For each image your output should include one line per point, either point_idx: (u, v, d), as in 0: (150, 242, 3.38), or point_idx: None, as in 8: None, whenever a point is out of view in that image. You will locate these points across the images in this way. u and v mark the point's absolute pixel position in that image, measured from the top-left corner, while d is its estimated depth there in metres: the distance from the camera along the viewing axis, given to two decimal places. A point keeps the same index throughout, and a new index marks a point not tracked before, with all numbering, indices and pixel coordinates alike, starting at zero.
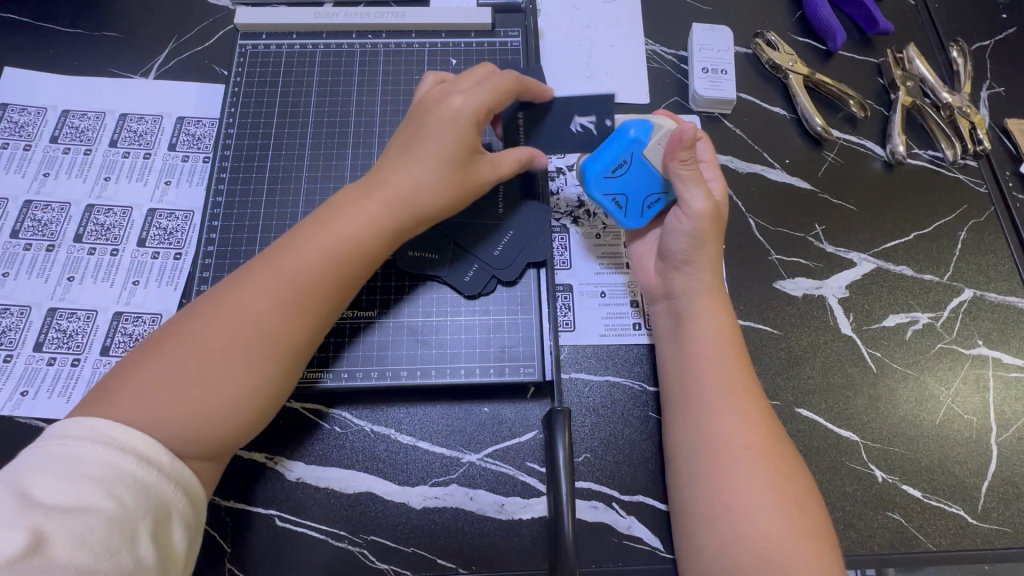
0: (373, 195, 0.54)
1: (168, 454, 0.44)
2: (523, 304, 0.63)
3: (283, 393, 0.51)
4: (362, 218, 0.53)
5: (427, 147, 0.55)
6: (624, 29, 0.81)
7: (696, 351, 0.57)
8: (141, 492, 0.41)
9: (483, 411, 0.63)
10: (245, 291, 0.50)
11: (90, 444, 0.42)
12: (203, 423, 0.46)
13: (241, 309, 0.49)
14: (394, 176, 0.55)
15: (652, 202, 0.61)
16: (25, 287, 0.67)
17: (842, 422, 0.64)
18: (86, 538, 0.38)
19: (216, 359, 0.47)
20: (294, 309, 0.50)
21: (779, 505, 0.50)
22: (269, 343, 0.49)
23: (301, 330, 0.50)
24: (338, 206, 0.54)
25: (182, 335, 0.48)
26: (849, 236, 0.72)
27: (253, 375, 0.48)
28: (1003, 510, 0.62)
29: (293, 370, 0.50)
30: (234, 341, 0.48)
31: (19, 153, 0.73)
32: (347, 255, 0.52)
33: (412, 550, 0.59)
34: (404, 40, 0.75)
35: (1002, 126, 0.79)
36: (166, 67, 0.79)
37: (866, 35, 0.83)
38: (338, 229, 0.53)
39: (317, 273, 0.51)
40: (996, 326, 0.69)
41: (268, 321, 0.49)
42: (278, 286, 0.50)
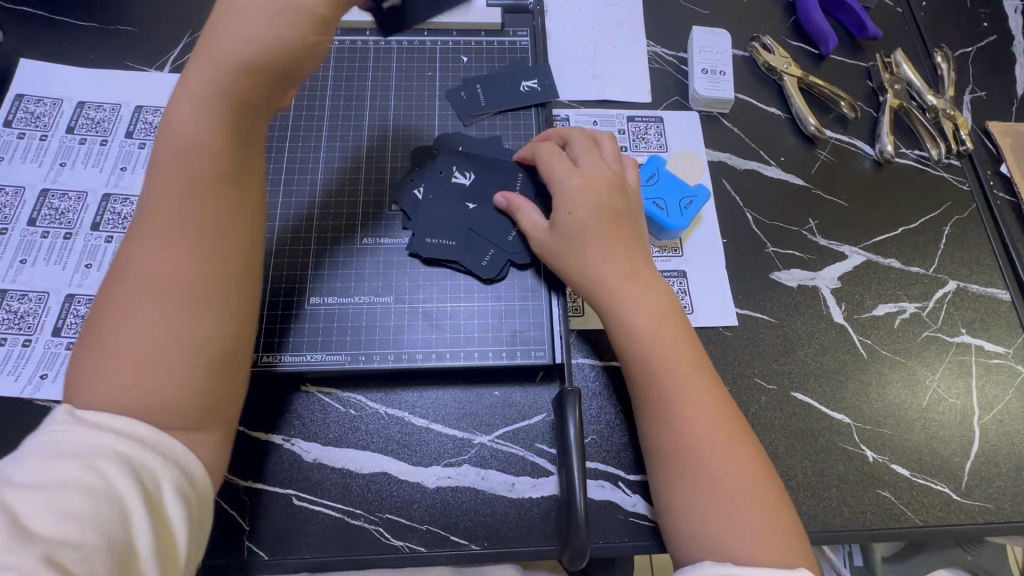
0: (197, 72, 0.50)
1: (152, 429, 0.43)
2: (533, 291, 0.66)
3: (217, 331, 0.49)
4: (191, 108, 0.50)
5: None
6: (628, 31, 0.85)
7: (632, 355, 0.58)
8: (129, 468, 0.41)
9: (493, 394, 0.66)
10: (137, 254, 0.49)
11: (72, 427, 0.42)
12: (147, 390, 0.45)
13: (127, 271, 0.48)
14: (213, 38, 0.50)
15: (685, 205, 0.71)
16: (42, 274, 0.68)
17: (834, 405, 0.67)
18: (70, 513, 0.38)
19: (144, 321, 0.46)
20: (172, 242, 0.48)
21: (726, 504, 0.51)
22: (160, 282, 0.47)
23: (189, 252, 0.49)
24: (168, 118, 0.51)
25: (101, 322, 0.46)
26: (841, 230, 0.76)
27: (159, 318, 0.46)
28: (985, 488, 0.65)
29: (204, 299, 0.48)
30: (133, 300, 0.47)
31: (35, 143, 0.74)
32: (192, 155, 0.50)
33: (425, 528, 0.61)
34: (415, 38, 0.78)
35: (983, 128, 0.83)
36: (180, 60, 0.80)
37: (856, 40, 0.87)
38: (177, 138, 0.50)
39: (181, 193, 0.50)
40: (978, 316, 0.73)
41: (170, 260, 0.48)
42: (150, 227, 0.49)
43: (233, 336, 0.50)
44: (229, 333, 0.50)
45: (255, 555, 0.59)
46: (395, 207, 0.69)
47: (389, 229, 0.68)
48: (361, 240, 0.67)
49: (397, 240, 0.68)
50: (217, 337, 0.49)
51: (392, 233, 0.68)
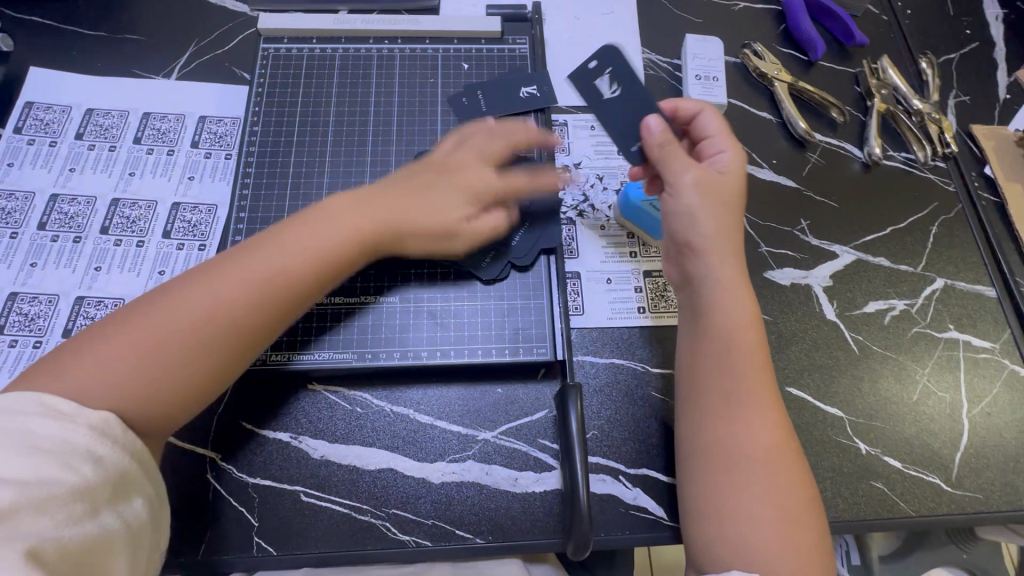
0: (376, 207, 0.61)
1: (120, 427, 0.47)
2: (535, 290, 0.69)
3: (208, 389, 0.53)
4: (341, 228, 0.59)
5: (444, 177, 0.65)
6: (624, 39, 0.87)
7: (719, 343, 0.60)
8: (99, 467, 0.45)
9: (496, 391, 0.67)
10: (203, 274, 0.55)
11: (44, 418, 0.45)
12: (127, 389, 0.49)
13: (202, 290, 0.53)
14: (405, 198, 0.62)
15: None
16: (53, 277, 0.69)
17: (828, 399, 0.69)
18: (48, 509, 0.42)
19: (158, 336, 0.50)
20: (255, 307, 0.54)
21: (777, 514, 0.54)
22: (218, 321, 0.52)
23: (260, 325, 0.55)
24: (323, 212, 0.60)
25: (140, 308, 0.52)
26: (832, 230, 0.78)
27: (184, 354, 0.51)
28: (974, 479, 0.67)
29: (232, 366, 0.54)
30: (183, 319, 0.51)
31: (45, 149, 0.76)
32: (319, 260, 0.57)
33: (430, 523, 0.62)
34: (418, 46, 0.80)
35: (967, 131, 0.86)
36: (187, 68, 0.82)
37: (844, 47, 0.90)
38: (316, 239, 0.58)
39: (294, 276, 0.56)
40: (966, 312, 0.75)
41: (214, 300, 0.53)
42: (250, 279, 0.54)
43: (218, 390, 0.54)
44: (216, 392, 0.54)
45: (264, 550, 0.60)
46: None
47: None
48: None
49: None
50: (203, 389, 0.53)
51: None
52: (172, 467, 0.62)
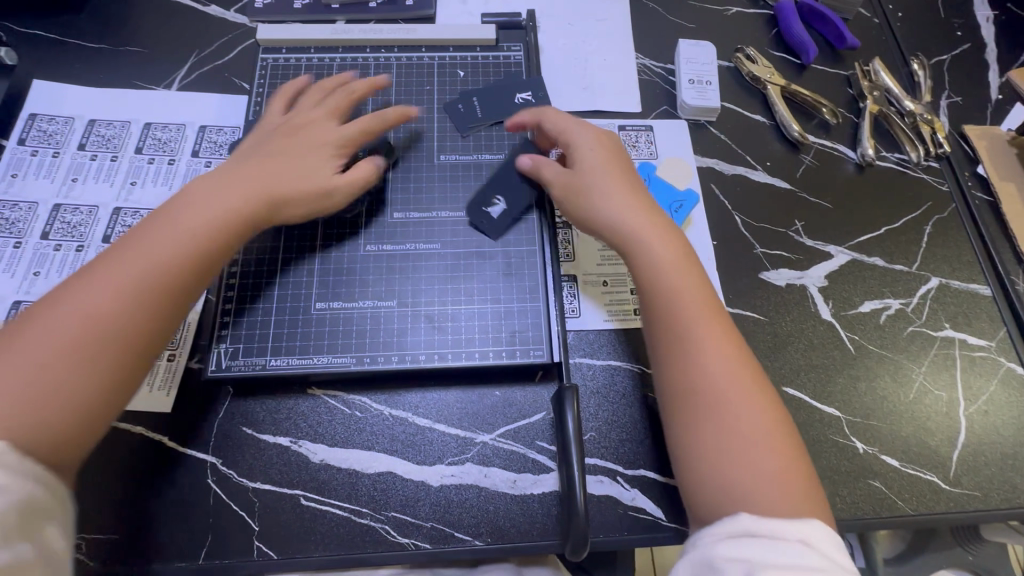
0: (242, 180, 0.62)
1: (10, 451, 0.46)
2: (530, 293, 0.70)
3: (124, 385, 0.53)
4: (223, 200, 0.60)
5: (294, 142, 0.66)
6: (618, 45, 0.88)
7: (674, 328, 0.60)
8: (3, 496, 0.44)
9: (494, 394, 0.68)
10: (78, 283, 0.54)
11: None
12: (38, 395, 0.49)
13: (77, 288, 0.53)
14: (264, 167, 0.63)
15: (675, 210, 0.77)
16: (56, 285, 0.70)
17: (824, 398, 0.69)
18: None
19: (47, 352, 0.50)
20: (130, 291, 0.54)
21: (778, 484, 0.54)
22: (89, 316, 0.52)
23: (143, 312, 0.54)
24: (188, 193, 0.61)
25: (16, 329, 0.51)
26: (826, 231, 0.79)
27: (93, 354, 0.51)
28: (973, 476, 0.67)
29: (133, 362, 0.54)
30: (84, 315, 0.52)
31: (48, 160, 0.77)
32: (189, 234, 0.58)
33: (430, 525, 0.62)
34: (414, 54, 0.81)
35: (960, 132, 0.87)
36: (187, 79, 0.84)
37: (836, 50, 0.91)
38: (168, 218, 0.58)
39: (171, 255, 0.56)
40: (961, 311, 0.75)
41: (92, 307, 0.52)
42: (104, 267, 0.54)
43: (130, 387, 0.54)
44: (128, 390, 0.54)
45: (264, 554, 0.60)
46: (398, 215, 0.72)
47: (392, 237, 0.71)
48: (365, 248, 0.70)
49: (400, 247, 0.71)
50: (114, 388, 0.52)
51: (394, 241, 0.71)
52: (174, 473, 0.62)
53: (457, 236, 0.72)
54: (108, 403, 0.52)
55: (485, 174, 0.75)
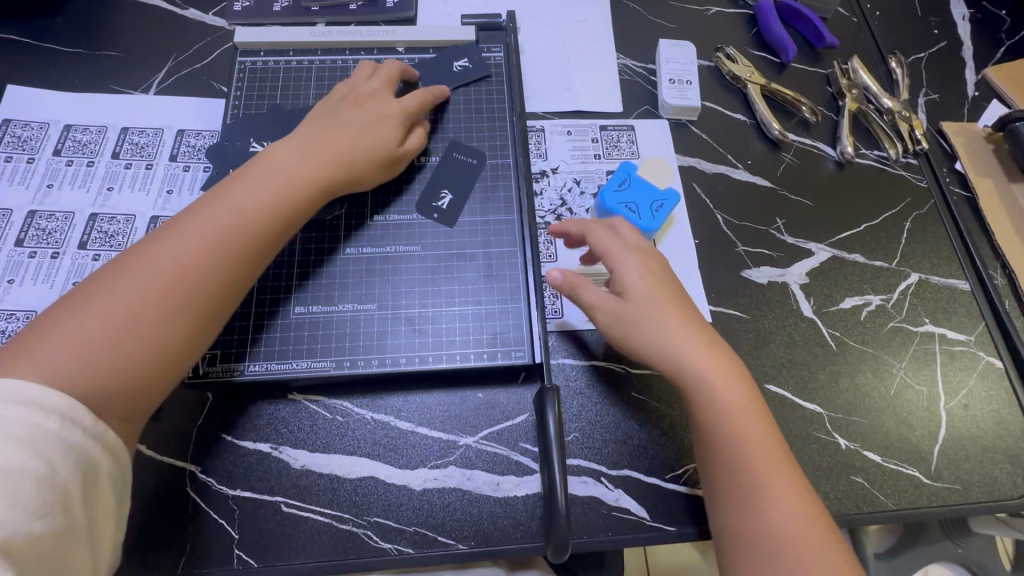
0: (315, 146, 0.65)
1: (90, 416, 0.48)
2: (512, 294, 0.70)
3: (188, 348, 0.55)
4: (281, 168, 0.62)
5: (367, 111, 0.70)
6: (598, 45, 0.89)
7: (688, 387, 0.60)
8: (70, 456, 0.46)
9: (477, 396, 0.67)
10: (164, 237, 0.56)
11: (11, 404, 0.45)
12: (102, 359, 0.50)
13: (163, 251, 0.55)
14: (342, 134, 0.67)
15: (656, 207, 0.74)
16: (30, 293, 0.69)
17: (806, 395, 0.70)
18: (20, 501, 0.43)
19: (136, 302, 0.52)
20: (211, 252, 0.56)
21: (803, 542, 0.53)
22: (176, 277, 0.54)
23: (209, 273, 0.56)
24: (264, 158, 0.63)
25: (100, 285, 0.53)
26: (807, 229, 0.79)
27: (150, 315, 0.53)
28: (954, 470, 0.67)
29: (195, 322, 0.55)
30: (144, 279, 0.53)
31: (22, 166, 0.76)
32: (285, 195, 0.61)
33: (413, 530, 0.62)
34: (393, 56, 0.81)
35: (938, 129, 0.88)
36: (165, 83, 0.83)
37: (815, 49, 0.92)
38: (272, 177, 0.61)
39: (229, 220, 0.58)
40: (940, 305, 0.76)
41: (181, 262, 0.55)
42: (209, 228, 0.57)
43: (190, 351, 0.55)
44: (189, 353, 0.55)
45: (244, 563, 0.60)
46: (378, 218, 0.72)
47: (373, 239, 0.71)
48: (344, 251, 0.70)
49: (380, 249, 0.70)
50: (177, 351, 0.54)
51: (374, 243, 0.71)
52: (151, 482, 0.61)
53: (437, 238, 0.72)
54: (166, 367, 0.53)
55: (465, 176, 0.75)
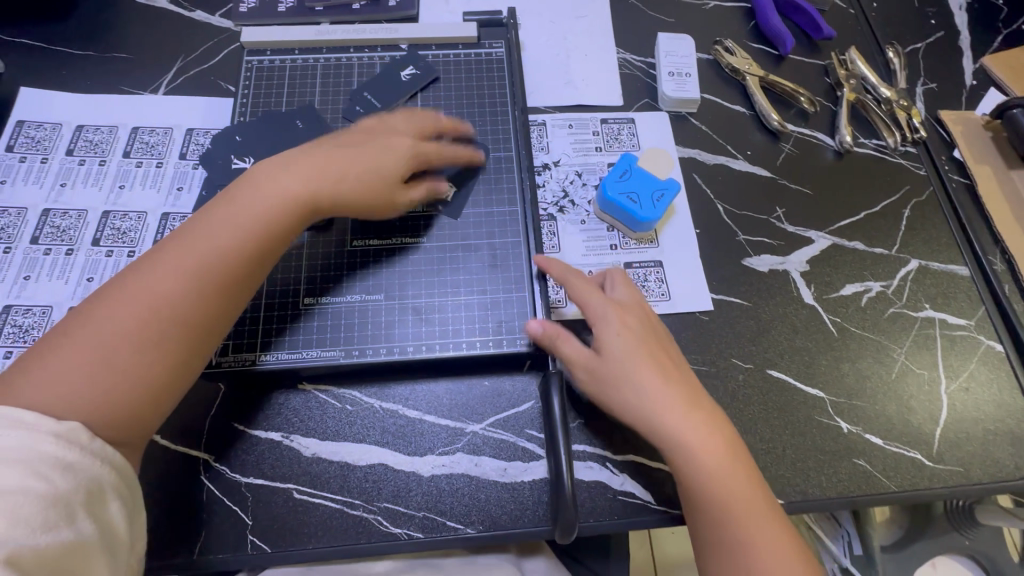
0: (296, 173, 0.64)
1: (86, 434, 0.50)
2: (516, 283, 0.71)
3: (169, 381, 0.56)
4: (262, 200, 0.62)
5: (358, 140, 0.69)
6: (598, 40, 0.90)
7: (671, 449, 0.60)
8: (69, 472, 0.47)
9: (483, 384, 0.69)
10: (146, 271, 0.58)
11: (9, 431, 0.47)
12: (84, 394, 0.52)
13: (146, 285, 0.56)
14: (327, 161, 0.66)
15: (658, 197, 0.75)
16: (46, 289, 0.71)
17: (808, 380, 0.71)
18: (22, 519, 0.44)
19: (118, 339, 0.54)
20: (192, 287, 0.57)
21: None
22: (156, 314, 0.55)
23: (188, 307, 0.57)
24: (247, 186, 0.63)
25: (84, 318, 0.55)
26: (807, 217, 0.80)
27: (133, 351, 0.54)
28: (955, 453, 0.68)
29: (177, 355, 0.56)
30: (127, 316, 0.55)
31: (36, 166, 0.78)
32: (265, 225, 0.61)
33: (422, 515, 0.63)
34: (397, 53, 0.82)
35: (936, 117, 0.88)
36: (174, 83, 0.84)
37: (813, 40, 0.93)
38: (251, 207, 0.62)
39: (209, 254, 0.59)
40: (940, 291, 0.77)
41: (162, 298, 0.56)
42: (190, 261, 0.58)
43: (173, 383, 0.56)
44: (172, 385, 0.56)
45: (258, 548, 0.61)
46: None
47: (379, 231, 0.72)
48: (352, 243, 0.71)
49: (386, 241, 0.72)
50: (159, 385, 0.55)
51: (381, 235, 0.72)
52: (166, 470, 0.63)
53: (442, 230, 0.73)
54: (150, 400, 0.55)
55: (469, 170, 0.76)
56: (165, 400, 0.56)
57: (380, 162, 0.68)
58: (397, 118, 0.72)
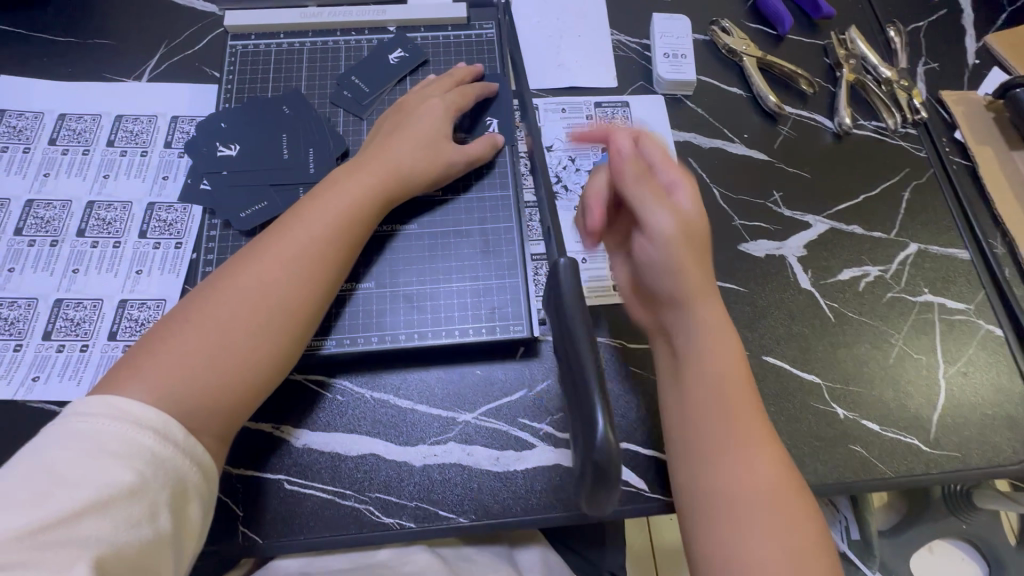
0: (373, 164, 0.66)
1: (182, 431, 0.50)
2: (509, 270, 0.70)
3: (275, 368, 0.58)
4: (353, 192, 0.64)
5: (416, 121, 0.69)
6: (592, 21, 0.88)
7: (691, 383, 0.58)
8: (160, 470, 0.48)
9: (475, 373, 0.68)
10: (245, 263, 0.59)
11: (113, 423, 0.48)
12: (199, 380, 0.53)
13: (249, 275, 0.58)
14: (392, 148, 0.67)
15: None
16: (31, 281, 0.70)
17: (805, 366, 0.70)
18: (112, 513, 0.45)
19: (228, 326, 0.56)
20: (296, 277, 0.59)
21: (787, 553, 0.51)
22: (262, 302, 0.57)
23: (287, 296, 0.58)
24: (333, 182, 0.65)
25: (195, 310, 0.56)
26: (805, 200, 0.79)
27: (241, 338, 0.56)
28: (953, 438, 0.67)
29: (281, 344, 0.58)
30: (233, 304, 0.56)
31: (19, 156, 0.76)
32: (353, 215, 0.63)
33: (414, 505, 0.63)
34: (385, 36, 0.80)
35: (938, 97, 0.87)
36: (158, 70, 0.83)
37: (812, 20, 0.91)
38: (339, 199, 0.63)
39: (305, 245, 0.60)
40: (940, 275, 0.76)
41: (265, 287, 0.58)
42: (287, 251, 0.59)
43: (274, 371, 0.58)
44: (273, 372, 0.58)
45: (249, 539, 0.61)
46: None
47: None
48: None
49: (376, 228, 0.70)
50: (266, 371, 0.57)
51: None
52: None
53: (432, 217, 0.72)
54: (257, 386, 0.57)
55: None
56: (268, 388, 0.58)
57: (434, 130, 0.69)
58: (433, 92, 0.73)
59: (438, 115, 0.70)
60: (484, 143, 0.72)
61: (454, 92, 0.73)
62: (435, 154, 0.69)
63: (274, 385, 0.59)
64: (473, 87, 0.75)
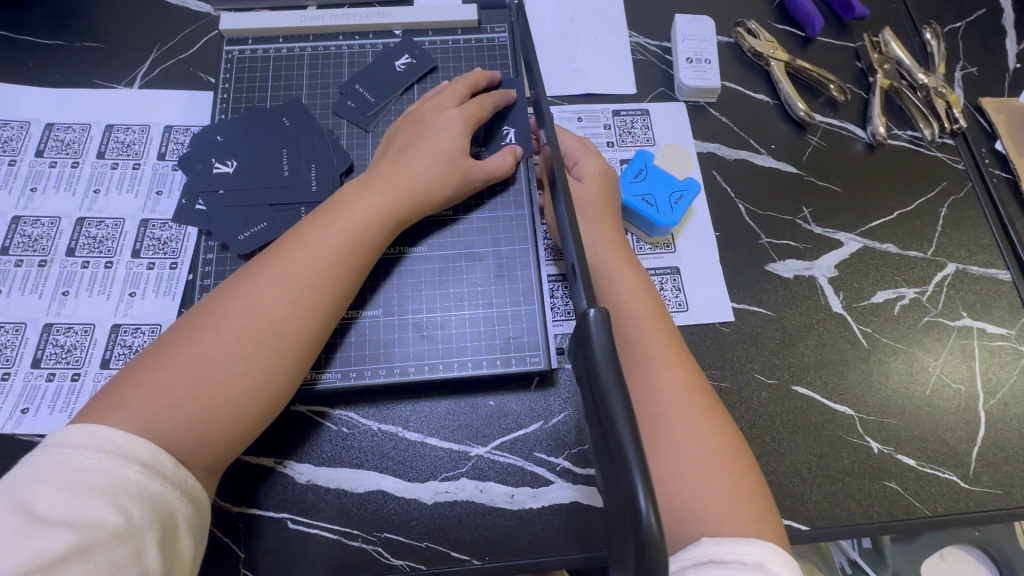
0: (384, 180, 0.62)
1: (172, 462, 0.47)
2: (524, 295, 0.66)
3: (273, 401, 0.54)
4: (360, 209, 0.60)
5: (432, 133, 0.65)
6: (609, 22, 0.83)
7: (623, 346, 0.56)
8: (147, 504, 0.44)
9: (488, 404, 0.64)
10: (243, 283, 0.55)
11: (95, 455, 0.44)
12: (189, 412, 0.49)
13: (247, 297, 0.54)
14: (405, 163, 0.63)
15: (675, 199, 0.70)
16: (19, 304, 0.66)
17: (837, 397, 0.66)
18: (93, 555, 0.41)
19: (223, 354, 0.51)
20: (297, 301, 0.55)
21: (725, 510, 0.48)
22: (259, 328, 0.53)
23: (287, 321, 0.54)
24: (340, 199, 0.60)
25: (185, 333, 0.52)
26: (835, 217, 0.74)
27: (235, 367, 0.51)
28: (993, 474, 0.64)
29: (281, 375, 0.53)
30: (229, 329, 0.52)
31: (4, 169, 0.72)
32: (358, 233, 0.59)
33: (424, 545, 0.59)
34: (390, 40, 0.76)
35: (976, 105, 0.82)
36: (150, 75, 0.78)
37: (843, 21, 0.85)
38: (345, 217, 0.59)
39: (308, 266, 0.56)
40: (979, 298, 0.71)
41: (264, 311, 0.53)
42: (288, 272, 0.55)
43: (271, 404, 0.53)
44: (270, 406, 0.54)
45: None
46: None
47: None
48: None
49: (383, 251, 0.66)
50: (262, 404, 0.53)
51: None
52: None
53: (442, 238, 0.67)
54: (253, 419, 0.52)
55: None
56: (266, 421, 0.54)
57: (447, 142, 0.65)
58: (452, 102, 0.68)
59: (455, 127, 0.66)
60: (504, 157, 0.68)
61: (473, 101, 0.69)
62: (450, 170, 0.64)
63: (272, 417, 0.55)
64: (493, 96, 0.70)
